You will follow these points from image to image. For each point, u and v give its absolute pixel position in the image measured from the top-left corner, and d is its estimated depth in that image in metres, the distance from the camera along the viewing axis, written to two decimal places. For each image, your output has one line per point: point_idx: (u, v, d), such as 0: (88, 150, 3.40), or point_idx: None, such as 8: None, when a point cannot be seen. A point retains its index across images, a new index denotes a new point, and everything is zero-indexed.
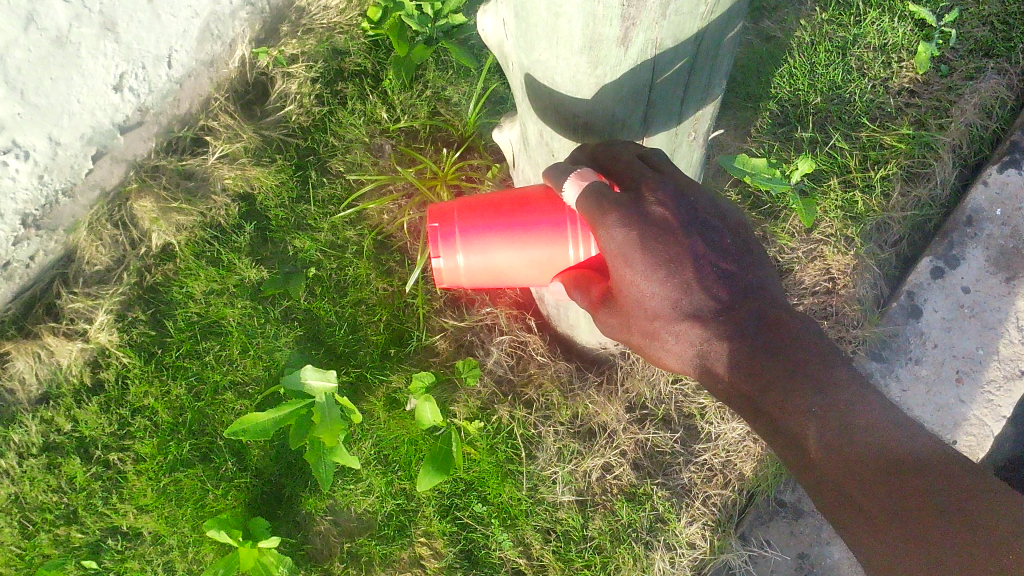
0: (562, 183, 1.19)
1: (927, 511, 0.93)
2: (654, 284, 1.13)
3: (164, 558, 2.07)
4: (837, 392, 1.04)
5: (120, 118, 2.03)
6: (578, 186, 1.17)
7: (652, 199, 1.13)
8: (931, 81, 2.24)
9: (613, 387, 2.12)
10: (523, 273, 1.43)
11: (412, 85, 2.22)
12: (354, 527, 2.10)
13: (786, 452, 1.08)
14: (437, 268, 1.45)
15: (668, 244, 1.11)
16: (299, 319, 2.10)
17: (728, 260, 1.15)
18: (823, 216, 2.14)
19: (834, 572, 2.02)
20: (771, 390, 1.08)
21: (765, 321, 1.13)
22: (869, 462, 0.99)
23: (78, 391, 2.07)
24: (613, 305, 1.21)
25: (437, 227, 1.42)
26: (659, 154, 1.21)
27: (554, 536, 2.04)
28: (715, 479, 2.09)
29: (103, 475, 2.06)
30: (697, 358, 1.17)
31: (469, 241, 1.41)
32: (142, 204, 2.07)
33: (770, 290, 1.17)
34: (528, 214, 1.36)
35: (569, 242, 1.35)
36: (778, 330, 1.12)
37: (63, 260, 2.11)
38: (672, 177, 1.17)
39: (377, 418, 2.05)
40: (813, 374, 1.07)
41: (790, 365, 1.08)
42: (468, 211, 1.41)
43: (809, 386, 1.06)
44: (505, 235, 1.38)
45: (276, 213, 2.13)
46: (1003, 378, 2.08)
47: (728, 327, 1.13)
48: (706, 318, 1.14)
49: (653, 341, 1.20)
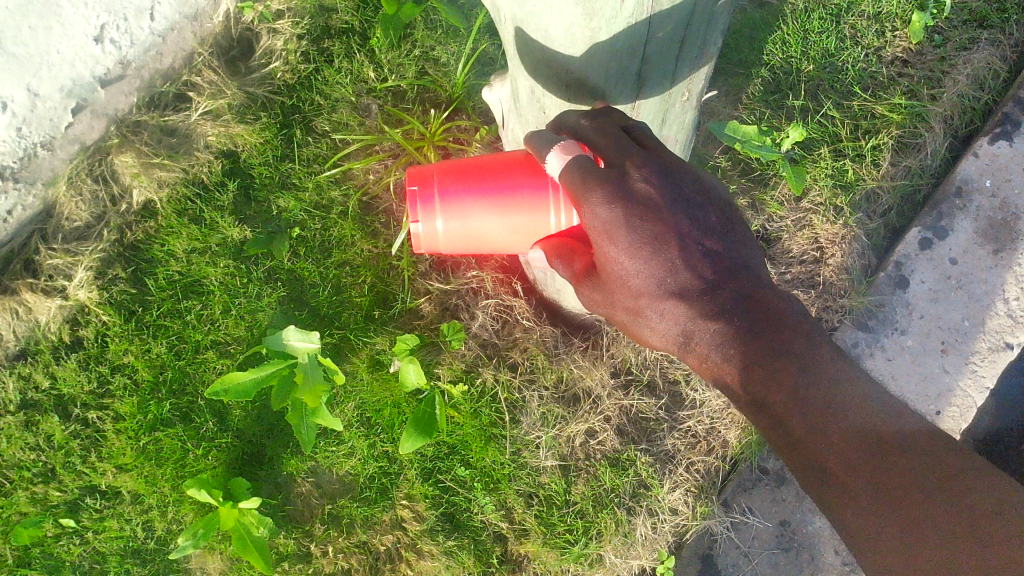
0: (545, 154, 1.15)
1: (910, 491, 0.92)
2: (637, 262, 1.10)
3: (143, 517, 2.06)
4: (821, 375, 1.03)
5: (101, 70, 2.00)
6: (562, 159, 1.14)
7: (637, 175, 1.10)
8: (925, 50, 2.21)
9: (598, 352, 2.10)
10: (502, 242, 1.41)
11: (400, 44, 2.17)
12: (336, 490, 2.09)
13: (774, 438, 1.06)
14: (416, 232, 1.42)
15: (651, 222, 1.09)
16: (283, 279, 2.08)
17: (713, 239, 1.13)
18: (813, 184, 2.13)
19: (815, 539, 2.03)
20: (754, 371, 1.07)
21: (749, 302, 1.11)
22: (853, 443, 0.97)
23: (56, 348, 2.04)
24: (596, 281, 1.18)
25: (416, 190, 1.39)
26: (644, 128, 1.18)
27: (536, 501, 2.03)
28: (698, 445, 2.09)
29: (82, 433, 2.04)
30: (680, 336, 1.15)
31: (450, 206, 1.38)
32: (124, 159, 2.02)
33: (756, 271, 1.15)
34: (509, 179, 1.34)
35: (550, 209, 1.33)
36: (764, 311, 1.10)
37: (42, 216, 2.06)
38: (657, 153, 1.13)
39: (360, 380, 2.04)
40: (800, 354, 1.05)
41: (775, 341, 1.07)
42: (449, 176, 1.39)
43: (795, 367, 1.04)
44: (483, 200, 1.36)
45: (261, 172, 2.10)
46: (988, 349, 2.08)
47: (711, 306, 1.11)
48: (689, 297, 1.12)
49: (637, 318, 1.18)
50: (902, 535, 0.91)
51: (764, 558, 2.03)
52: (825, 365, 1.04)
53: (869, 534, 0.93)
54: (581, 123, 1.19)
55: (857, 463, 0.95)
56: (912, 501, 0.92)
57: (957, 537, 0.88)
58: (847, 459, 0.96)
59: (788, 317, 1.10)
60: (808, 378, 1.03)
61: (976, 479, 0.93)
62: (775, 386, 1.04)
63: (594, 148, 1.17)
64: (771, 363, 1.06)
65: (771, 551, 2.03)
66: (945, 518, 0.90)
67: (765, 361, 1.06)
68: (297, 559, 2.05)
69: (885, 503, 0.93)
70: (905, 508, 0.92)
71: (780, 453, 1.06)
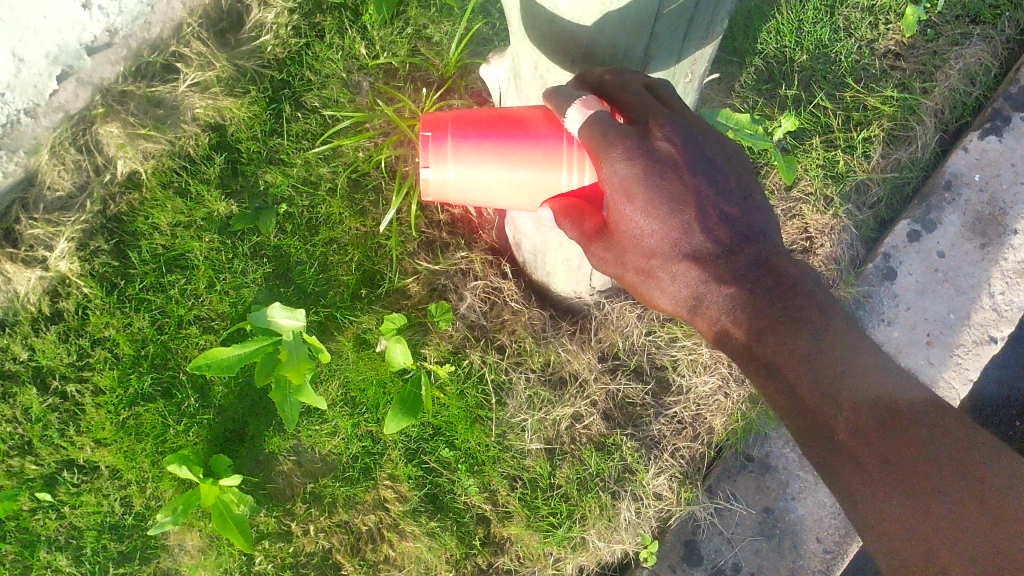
0: (566, 108, 1.13)
1: (920, 459, 0.94)
2: (652, 222, 1.10)
3: (122, 493, 2.03)
4: (832, 341, 1.05)
5: (88, 37, 1.94)
6: (582, 114, 1.12)
7: (659, 134, 1.09)
8: (916, 44, 2.23)
9: (586, 336, 2.09)
10: (509, 199, 1.36)
11: (393, 21, 2.14)
12: (319, 469, 2.08)
13: (778, 400, 1.09)
14: (424, 178, 1.35)
15: (671, 181, 1.08)
16: (268, 255, 2.07)
17: (730, 203, 1.13)
18: (803, 174, 2.14)
19: (797, 527, 2.02)
20: (767, 335, 1.09)
21: (763, 268, 1.14)
22: (861, 412, 0.98)
23: (36, 319, 2.01)
24: (608, 240, 1.17)
25: (429, 135, 1.32)
26: (667, 87, 1.16)
27: (520, 483, 2.02)
28: (684, 432, 2.08)
29: (60, 407, 2.01)
30: (692, 299, 1.17)
31: (463, 153, 1.31)
32: (109, 129, 1.99)
33: (771, 237, 1.16)
34: (527, 132, 1.28)
35: (565, 167, 1.28)
36: (779, 276, 1.12)
37: (22, 185, 2.03)
38: (680, 113, 1.12)
39: (345, 358, 2.02)
40: (810, 320, 1.07)
41: (786, 307, 1.10)
42: (464, 121, 1.32)
43: (806, 331, 1.06)
44: (498, 150, 1.30)
45: (248, 146, 2.08)
46: (972, 343, 2.09)
47: (726, 271, 1.14)
48: (704, 260, 1.13)
49: (648, 279, 1.19)
50: (916, 510, 0.93)
51: (747, 544, 2.02)
52: (834, 332, 1.06)
53: (882, 506, 0.95)
54: (603, 79, 1.16)
55: (866, 431, 0.97)
56: (923, 476, 0.93)
57: (965, 511, 0.91)
58: (857, 426, 0.98)
59: (803, 282, 1.13)
60: (817, 345, 1.05)
61: (986, 451, 0.95)
62: (787, 348, 1.06)
63: (614, 103, 1.15)
64: (783, 327, 1.08)
65: (754, 538, 2.03)
66: (956, 494, 0.92)
67: (777, 323, 1.09)
68: (277, 537, 2.04)
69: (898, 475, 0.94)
70: (915, 481, 0.93)
71: (782, 415, 1.09)
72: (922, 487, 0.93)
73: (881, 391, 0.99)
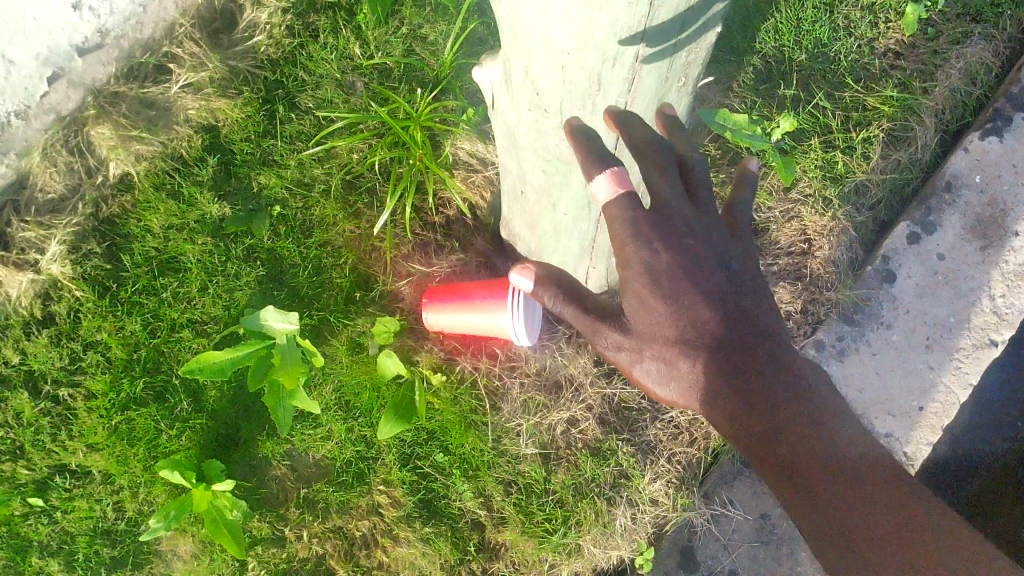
0: (597, 175, 1.23)
1: (870, 496, 1.00)
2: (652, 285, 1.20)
3: (114, 498, 2.02)
4: (809, 396, 1.12)
5: (78, 39, 1.98)
6: (613, 184, 1.22)
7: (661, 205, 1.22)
8: (917, 43, 2.20)
9: (582, 340, 2.06)
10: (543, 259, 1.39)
11: (388, 21, 2.12)
12: (312, 473, 2.06)
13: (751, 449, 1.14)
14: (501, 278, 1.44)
15: (669, 245, 1.20)
16: (262, 257, 2.05)
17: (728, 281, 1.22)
18: (802, 175, 2.13)
19: (795, 534, 1.99)
20: (747, 385, 1.14)
21: (759, 342, 1.19)
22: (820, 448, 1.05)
23: (27, 323, 1.98)
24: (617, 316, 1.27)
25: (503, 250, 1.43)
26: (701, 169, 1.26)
27: (514, 489, 2.01)
28: (681, 436, 2.05)
29: (52, 411, 1.98)
30: (684, 368, 1.22)
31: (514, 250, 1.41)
32: (101, 131, 1.97)
33: (772, 327, 1.22)
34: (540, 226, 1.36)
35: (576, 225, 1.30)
36: (770, 346, 1.18)
37: (14, 187, 2.00)
38: (698, 204, 1.25)
39: (339, 362, 2.01)
40: (787, 373, 1.15)
41: (771, 366, 1.16)
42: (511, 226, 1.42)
43: (780, 380, 1.14)
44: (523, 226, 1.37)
45: (241, 147, 2.06)
46: (972, 346, 2.06)
47: (715, 336, 1.19)
48: (700, 327, 1.20)
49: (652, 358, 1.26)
50: (862, 536, 0.98)
51: (744, 551, 1.99)
52: (811, 389, 1.13)
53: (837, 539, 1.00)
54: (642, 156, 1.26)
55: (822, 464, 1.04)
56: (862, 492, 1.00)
57: (904, 544, 0.95)
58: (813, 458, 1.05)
59: (789, 355, 1.18)
60: (791, 392, 1.12)
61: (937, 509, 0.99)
62: (766, 394, 1.13)
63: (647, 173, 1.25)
64: (764, 379, 1.14)
65: (751, 545, 1.99)
66: (899, 533, 0.96)
67: (758, 375, 1.15)
68: (270, 543, 2.02)
69: (849, 507, 1.00)
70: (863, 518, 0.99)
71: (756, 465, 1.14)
72: (865, 526, 0.98)
73: (842, 435, 1.07)
